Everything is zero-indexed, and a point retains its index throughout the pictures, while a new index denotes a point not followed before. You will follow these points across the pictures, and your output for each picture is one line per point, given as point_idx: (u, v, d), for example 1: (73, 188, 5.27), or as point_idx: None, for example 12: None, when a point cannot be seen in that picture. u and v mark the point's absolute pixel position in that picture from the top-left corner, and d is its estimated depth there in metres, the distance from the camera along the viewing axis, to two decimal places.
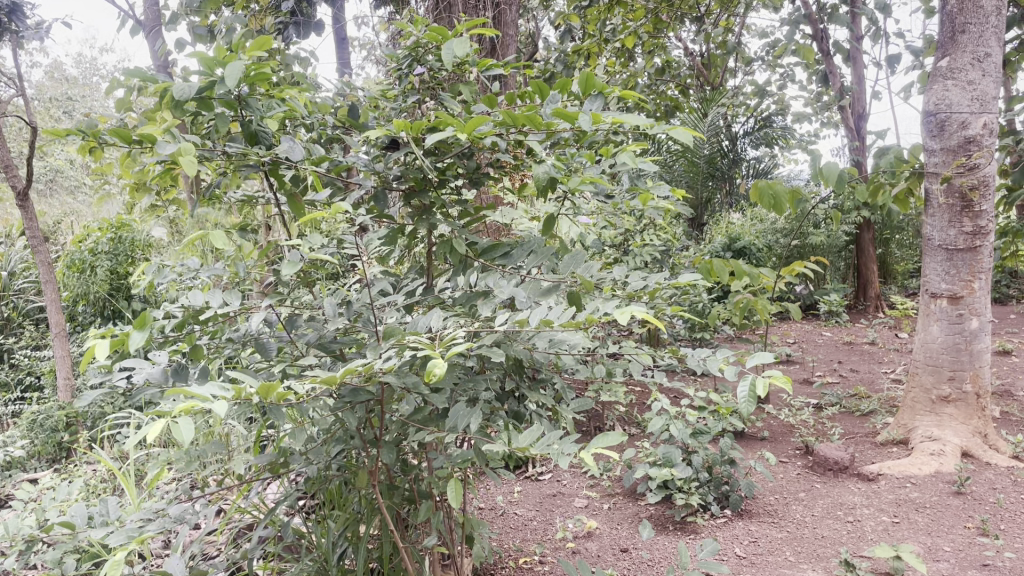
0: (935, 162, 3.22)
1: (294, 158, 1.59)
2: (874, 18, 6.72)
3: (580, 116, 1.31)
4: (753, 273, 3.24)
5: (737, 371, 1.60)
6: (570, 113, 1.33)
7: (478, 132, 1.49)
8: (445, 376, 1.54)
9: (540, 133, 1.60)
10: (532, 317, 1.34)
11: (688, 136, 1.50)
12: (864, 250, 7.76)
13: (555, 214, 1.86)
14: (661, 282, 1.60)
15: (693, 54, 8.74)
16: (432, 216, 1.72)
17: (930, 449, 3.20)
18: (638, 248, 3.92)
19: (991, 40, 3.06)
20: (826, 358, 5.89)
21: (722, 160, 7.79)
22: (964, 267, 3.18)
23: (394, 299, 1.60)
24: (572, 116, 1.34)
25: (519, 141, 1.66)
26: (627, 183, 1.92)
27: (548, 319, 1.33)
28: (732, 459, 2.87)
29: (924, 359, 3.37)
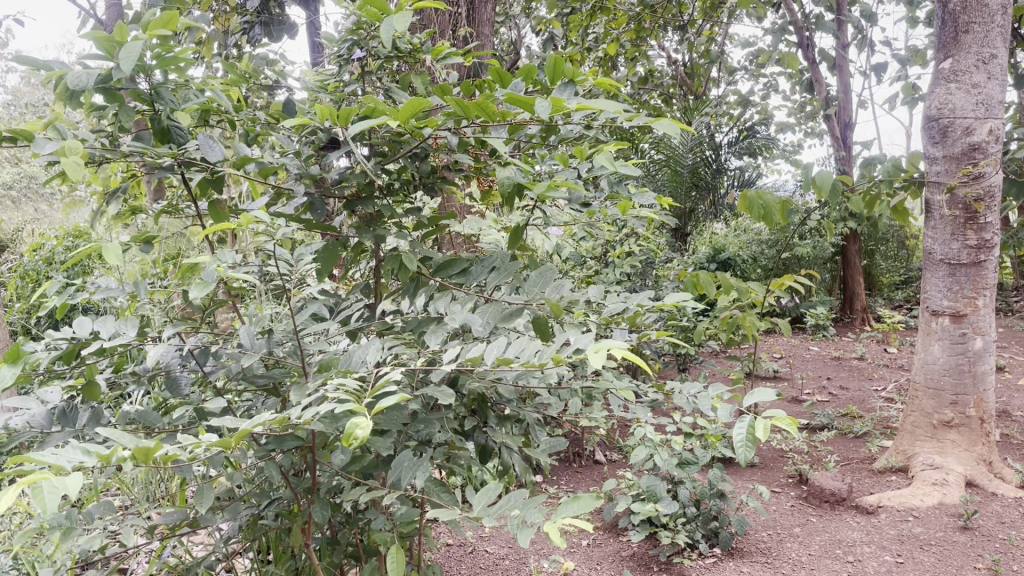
0: (938, 171, 3.00)
1: (213, 158, 1.36)
2: (860, 26, 6.55)
3: (542, 102, 1.07)
4: (741, 288, 3.02)
5: (733, 409, 1.30)
6: (531, 97, 1.09)
7: (421, 125, 1.25)
8: (388, 417, 1.28)
9: (502, 128, 1.36)
10: (487, 353, 1.07)
11: (675, 128, 1.26)
12: (850, 261, 7.54)
13: (522, 223, 1.62)
14: (644, 303, 1.35)
15: (676, 63, 8.54)
16: (379, 227, 1.48)
17: (932, 479, 2.97)
18: (620, 260, 3.69)
19: (997, 41, 2.86)
20: (815, 374, 5.70)
21: (708, 169, 7.27)
22: (967, 284, 2.98)
23: (329, 326, 1.35)
24: (530, 101, 1.11)
25: (479, 138, 1.43)
26: (608, 188, 1.68)
27: (505, 356, 1.06)
28: (722, 492, 2.63)
29: (925, 382, 3.15)
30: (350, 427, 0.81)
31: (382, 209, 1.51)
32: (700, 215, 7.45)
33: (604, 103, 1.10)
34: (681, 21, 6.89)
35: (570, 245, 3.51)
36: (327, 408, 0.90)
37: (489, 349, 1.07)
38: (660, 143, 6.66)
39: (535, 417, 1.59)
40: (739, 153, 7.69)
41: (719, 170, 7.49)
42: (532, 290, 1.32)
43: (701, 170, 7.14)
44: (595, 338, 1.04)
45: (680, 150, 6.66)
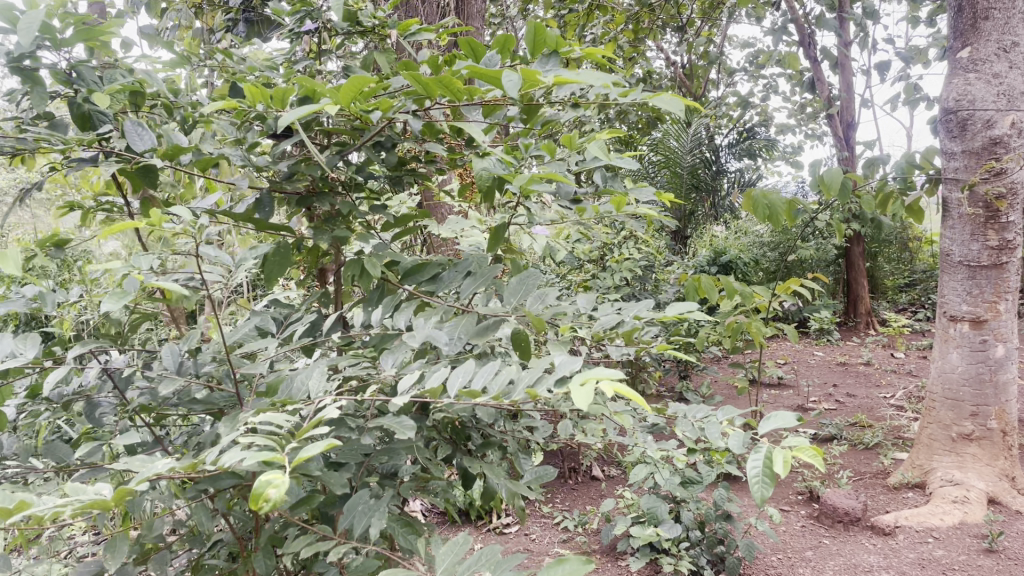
0: (955, 167, 2.81)
1: (140, 148, 1.18)
2: (863, 24, 6.35)
3: (510, 74, 0.88)
4: (745, 291, 2.90)
5: (746, 437, 1.10)
6: (497, 70, 0.90)
7: (374, 108, 1.05)
8: (340, 449, 1.09)
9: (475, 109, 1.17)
10: (449, 383, 0.87)
11: (677, 104, 1.07)
12: (854, 264, 7.34)
13: (504, 223, 1.43)
14: (642, 314, 1.15)
15: (675, 64, 8.37)
16: (337, 227, 1.29)
17: (952, 496, 2.78)
18: (617, 264, 3.49)
19: (1018, 27, 2.67)
20: (821, 381, 5.49)
21: (707, 172, 7.08)
22: (987, 287, 2.78)
23: (274, 342, 1.16)
24: (499, 74, 0.92)
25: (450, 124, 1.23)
26: (600, 182, 1.49)
27: (470, 385, 0.87)
28: (728, 513, 2.42)
29: (942, 392, 2.95)
30: (257, 489, 0.62)
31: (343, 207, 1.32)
32: (700, 217, 7.27)
33: (587, 75, 0.91)
34: (680, 19, 6.71)
35: (565, 249, 3.32)
36: (238, 456, 0.72)
37: (452, 378, 0.88)
38: (659, 144, 6.48)
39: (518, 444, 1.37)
40: (738, 155, 7.50)
41: (719, 172, 7.30)
42: (511, 299, 1.13)
43: (701, 172, 6.93)
44: (582, 361, 0.86)
45: (679, 151, 6.48)
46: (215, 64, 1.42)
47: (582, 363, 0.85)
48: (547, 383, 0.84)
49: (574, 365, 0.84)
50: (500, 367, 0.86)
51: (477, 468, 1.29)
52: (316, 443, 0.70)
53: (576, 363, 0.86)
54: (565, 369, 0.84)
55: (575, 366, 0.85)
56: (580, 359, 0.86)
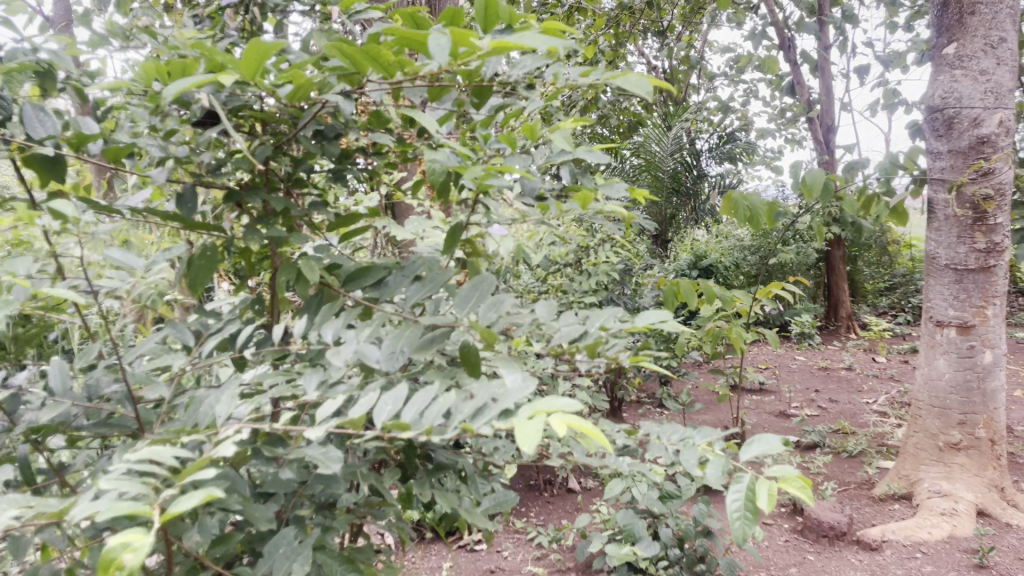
0: (941, 167, 2.72)
1: (40, 135, 1.03)
2: (842, 28, 6.29)
3: (438, 36, 0.78)
4: (727, 295, 2.82)
5: (728, 465, 1.00)
6: (424, 32, 0.80)
7: (297, 90, 0.90)
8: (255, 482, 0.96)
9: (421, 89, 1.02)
10: (372, 415, 0.75)
11: (645, 85, 0.96)
12: (834, 268, 7.29)
13: (461, 223, 1.30)
14: (609, 326, 1.03)
15: (655, 69, 8.28)
16: (272, 229, 1.16)
17: (940, 508, 2.67)
18: (594, 268, 3.37)
19: (1006, 22, 2.57)
20: (803, 386, 5.40)
21: (687, 176, 6.99)
22: (975, 291, 2.68)
23: (187, 357, 1.02)
24: (426, 37, 0.79)
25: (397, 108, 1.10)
26: (568, 179, 1.36)
27: (398, 419, 0.74)
28: (709, 529, 2.29)
29: (929, 400, 2.85)
30: (108, 554, 0.50)
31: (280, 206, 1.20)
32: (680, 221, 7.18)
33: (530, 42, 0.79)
34: (659, 23, 6.61)
35: (539, 253, 3.19)
36: (99, 505, 0.60)
37: (379, 409, 0.76)
38: (640, 147, 6.37)
39: (484, 466, 1.25)
40: (718, 159, 7.41)
41: (699, 176, 7.21)
42: (461, 310, 1.02)
43: (681, 176, 6.83)
44: (533, 388, 0.75)
45: (661, 155, 6.38)
46: (138, 45, 1.28)
47: (533, 391, 0.74)
48: (489, 415, 0.72)
49: (521, 395, 0.73)
50: (437, 397, 0.75)
51: (437, 498, 1.16)
52: (192, 499, 0.58)
53: (526, 390, 0.74)
54: (510, 399, 0.73)
55: (523, 396, 0.74)
56: (531, 387, 0.75)
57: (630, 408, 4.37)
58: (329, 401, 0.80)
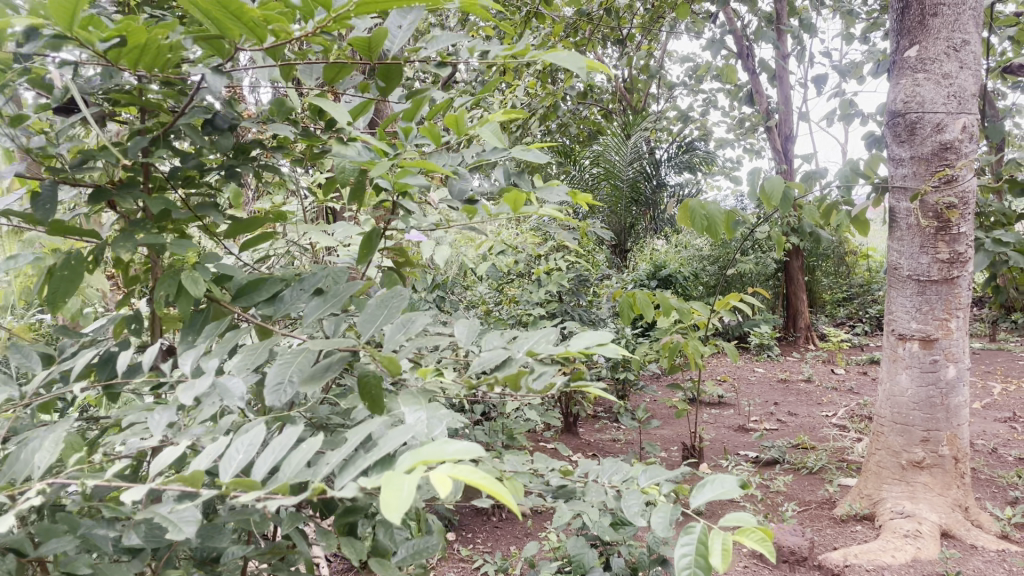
0: (903, 174, 2.62)
1: None
2: (800, 38, 6.26)
3: None
4: (683, 308, 2.68)
5: (678, 510, 0.87)
6: None
7: (140, 49, 0.72)
8: (97, 547, 0.78)
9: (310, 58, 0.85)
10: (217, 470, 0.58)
11: (580, 62, 0.86)
12: (793, 278, 7.26)
13: (377, 230, 1.13)
14: (539, 349, 0.87)
15: (616, 78, 8.20)
16: (149, 235, 0.99)
17: (903, 529, 2.55)
18: (547, 278, 3.22)
19: (969, 25, 2.48)
20: (762, 399, 5.30)
21: (647, 185, 6.89)
22: (938, 304, 2.58)
23: (28, 389, 0.84)
24: None
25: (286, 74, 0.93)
26: (503, 181, 1.21)
27: (247, 473, 0.58)
28: (665, 556, 2.14)
29: (891, 416, 2.74)
30: None
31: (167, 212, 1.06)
32: (640, 231, 7.08)
33: None
34: (619, 31, 6.52)
35: (489, 262, 3.04)
36: None
37: (225, 461, 0.59)
38: (600, 156, 6.25)
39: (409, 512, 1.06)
40: (677, 169, 7.34)
41: (659, 185, 7.12)
42: (365, 330, 0.86)
43: (639, 183, 6.63)
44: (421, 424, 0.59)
45: (620, 164, 6.26)
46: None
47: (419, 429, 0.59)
48: (359, 463, 0.56)
49: (399, 438, 0.57)
50: (298, 443, 0.58)
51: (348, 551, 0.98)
52: None
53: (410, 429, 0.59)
54: (386, 440, 0.57)
55: (404, 437, 0.58)
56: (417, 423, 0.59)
57: (586, 422, 4.22)
58: (167, 450, 0.64)
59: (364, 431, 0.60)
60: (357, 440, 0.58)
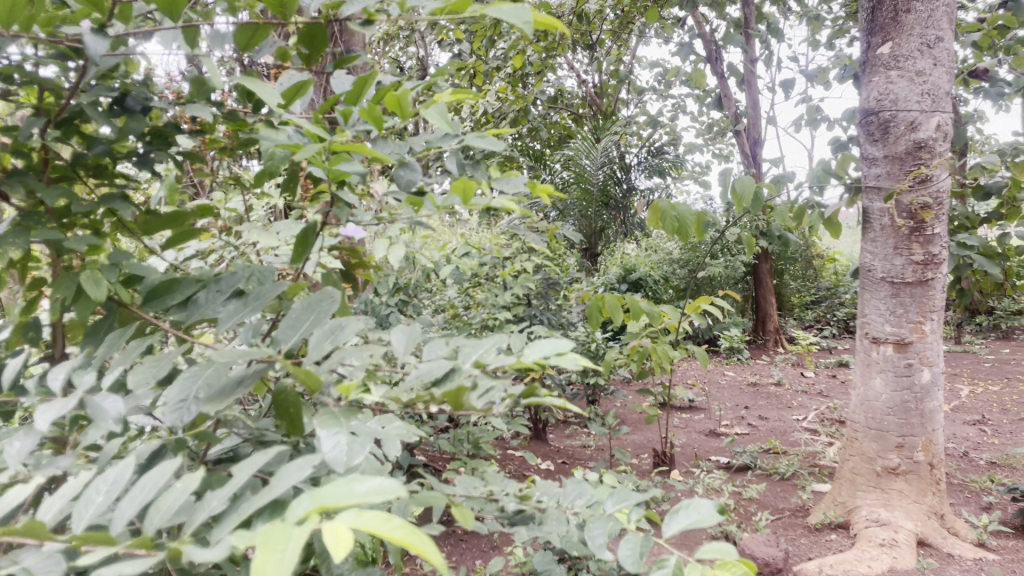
0: (876, 174, 2.56)
1: None
2: (767, 42, 6.24)
3: None
4: (654, 311, 2.59)
5: (648, 538, 0.77)
6: None
7: None
8: None
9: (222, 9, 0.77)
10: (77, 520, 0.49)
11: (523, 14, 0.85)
12: (762, 282, 7.25)
13: (313, 228, 1.01)
14: (491, 356, 0.76)
15: (585, 83, 8.14)
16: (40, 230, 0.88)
17: (879, 538, 2.47)
18: (513, 282, 3.11)
19: (943, 21, 2.41)
20: (733, 403, 5.24)
21: (617, 189, 6.81)
22: (913, 306, 2.51)
23: None
24: None
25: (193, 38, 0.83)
26: (456, 173, 1.11)
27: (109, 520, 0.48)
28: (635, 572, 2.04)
29: (865, 422, 2.67)
30: None
31: (70, 207, 0.97)
32: (610, 235, 7.00)
33: None
34: (588, 35, 6.45)
35: (453, 266, 2.93)
36: None
37: (80, 508, 0.50)
38: (570, 161, 6.15)
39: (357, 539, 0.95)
40: (647, 173, 7.28)
41: (629, 189, 7.05)
42: (286, 339, 0.75)
43: (610, 187, 6.56)
44: (322, 455, 0.50)
45: (590, 168, 6.17)
46: None
47: (320, 461, 0.49)
48: (244, 508, 0.47)
49: (295, 472, 0.48)
50: (173, 485, 0.49)
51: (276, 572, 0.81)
52: None
53: (312, 462, 0.49)
54: (280, 479, 0.48)
55: (301, 471, 0.48)
56: (317, 454, 0.50)
57: (555, 429, 4.12)
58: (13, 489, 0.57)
59: (255, 467, 0.50)
60: (244, 478, 0.49)
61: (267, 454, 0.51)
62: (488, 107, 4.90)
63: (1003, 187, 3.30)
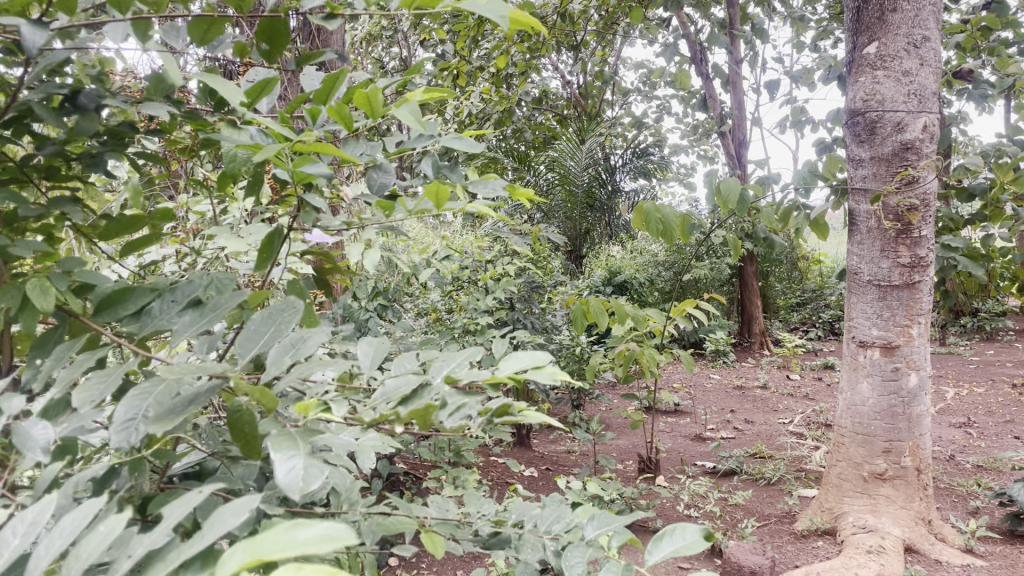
0: (863, 175, 2.52)
1: None
2: (752, 44, 6.23)
3: None
4: (639, 316, 2.54)
5: (630, 565, 0.73)
6: None
7: None
8: None
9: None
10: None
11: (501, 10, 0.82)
12: (748, 284, 7.24)
13: (280, 232, 0.95)
14: (468, 364, 0.71)
15: (569, 84, 8.11)
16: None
17: (867, 545, 2.44)
18: (496, 285, 3.07)
19: (929, 21, 2.39)
20: (718, 407, 5.21)
21: (602, 191, 6.77)
22: (900, 309, 2.48)
23: None
24: None
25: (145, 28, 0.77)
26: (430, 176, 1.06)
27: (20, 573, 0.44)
28: None
29: (852, 427, 2.64)
30: None
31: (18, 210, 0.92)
32: (596, 237, 6.96)
33: None
34: (573, 36, 6.42)
35: (434, 269, 2.88)
36: None
37: None
38: (555, 162, 6.11)
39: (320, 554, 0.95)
40: (632, 175, 7.25)
41: (614, 191, 7.02)
42: (245, 350, 0.70)
43: (595, 189, 6.52)
44: (261, 497, 0.45)
45: (575, 170, 6.13)
46: None
47: (258, 503, 0.45)
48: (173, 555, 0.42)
49: (228, 517, 0.43)
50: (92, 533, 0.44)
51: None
52: None
53: (251, 504, 0.44)
54: (212, 526, 0.43)
55: (237, 516, 0.43)
56: (255, 495, 0.45)
57: (539, 434, 4.07)
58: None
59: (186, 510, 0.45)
60: (173, 522, 0.44)
61: (199, 496, 0.47)
62: (472, 108, 4.86)
63: (988, 189, 3.29)
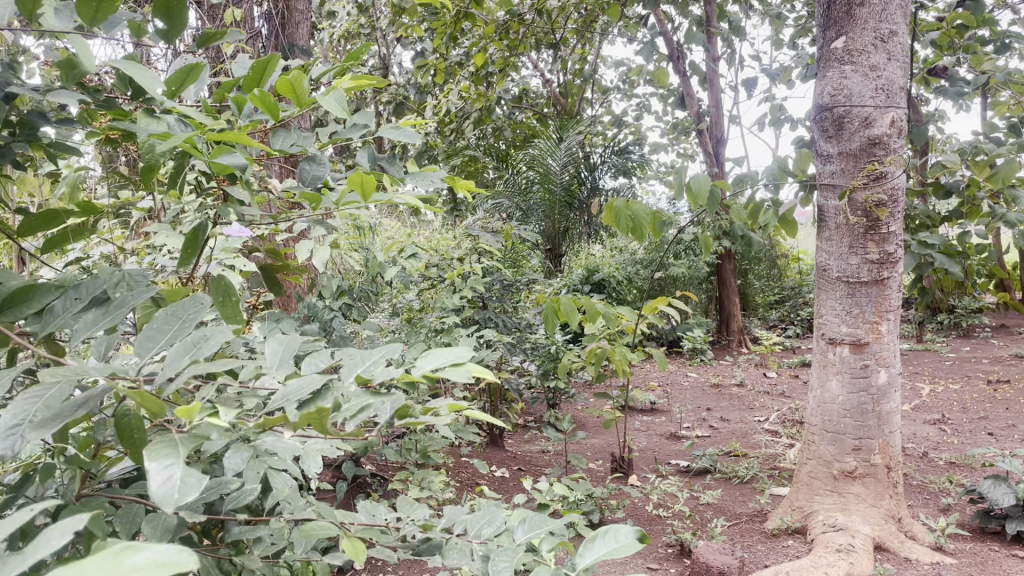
0: (832, 171, 2.50)
1: None
2: (730, 41, 6.23)
3: None
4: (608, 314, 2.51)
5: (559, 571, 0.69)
6: None
7: None
8: None
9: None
10: None
11: None
12: (725, 281, 7.24)
13: (202, 227, 0.91)
14: (386, 364, 0.67)
15: (549, 82, 8.09)
16: None
17: (836, 543, 2.41)
18: (466, 282, 3.03)
19: (896, 15, 2.37)
20: (695, 405, 5.20)
21: (580, 189, 6.75)
22: (868, 306, 2.46)
23: None
24: None
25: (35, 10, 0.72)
26: (365, 165, 1.03)
27: None
28: None
29: (822, 424, 2.62)
30: None
31: None
32: (574, 235, 6.94)
33: None
34: (551, 34, 6.39)
35: (402, 267, 2.84)
36: None
37: None
38: (534, 160, 6.07)
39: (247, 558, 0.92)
40: (611, 172, 7.23)
41: (592, 189, 6.99)
42: (142, 351, 0.66)
43: (574, 188, 6.50)
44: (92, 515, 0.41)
45: (554, 168, 6.10)
46: None
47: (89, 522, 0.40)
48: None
49: (53, 540, 0.39)
50: None
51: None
52: None
53: (81, 523, 0.40)
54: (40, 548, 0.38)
55: (65, 535, 0.39)
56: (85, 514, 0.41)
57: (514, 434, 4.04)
58: None
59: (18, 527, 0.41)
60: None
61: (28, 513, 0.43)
62: (448, 106, 4.82)
63: (961, 186, 3.28)
